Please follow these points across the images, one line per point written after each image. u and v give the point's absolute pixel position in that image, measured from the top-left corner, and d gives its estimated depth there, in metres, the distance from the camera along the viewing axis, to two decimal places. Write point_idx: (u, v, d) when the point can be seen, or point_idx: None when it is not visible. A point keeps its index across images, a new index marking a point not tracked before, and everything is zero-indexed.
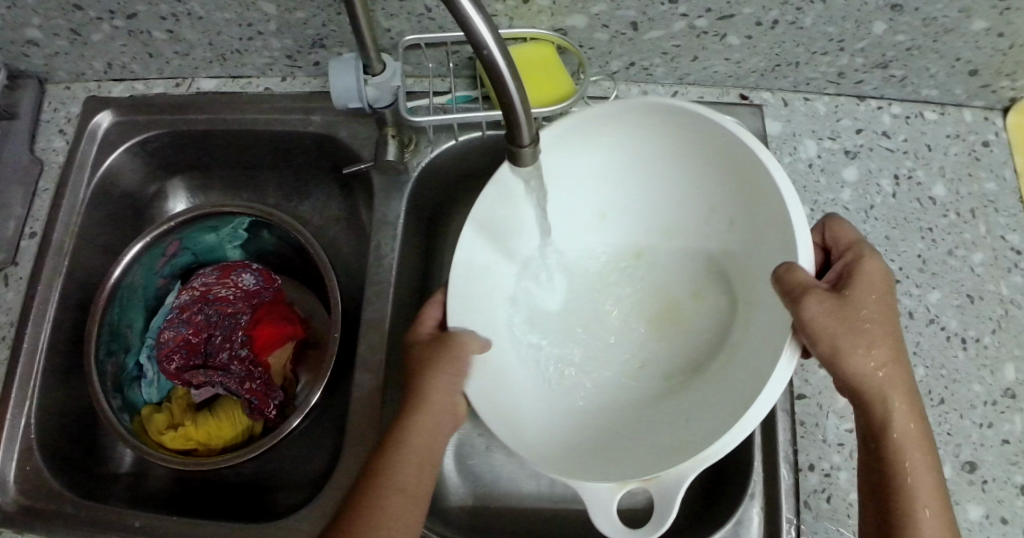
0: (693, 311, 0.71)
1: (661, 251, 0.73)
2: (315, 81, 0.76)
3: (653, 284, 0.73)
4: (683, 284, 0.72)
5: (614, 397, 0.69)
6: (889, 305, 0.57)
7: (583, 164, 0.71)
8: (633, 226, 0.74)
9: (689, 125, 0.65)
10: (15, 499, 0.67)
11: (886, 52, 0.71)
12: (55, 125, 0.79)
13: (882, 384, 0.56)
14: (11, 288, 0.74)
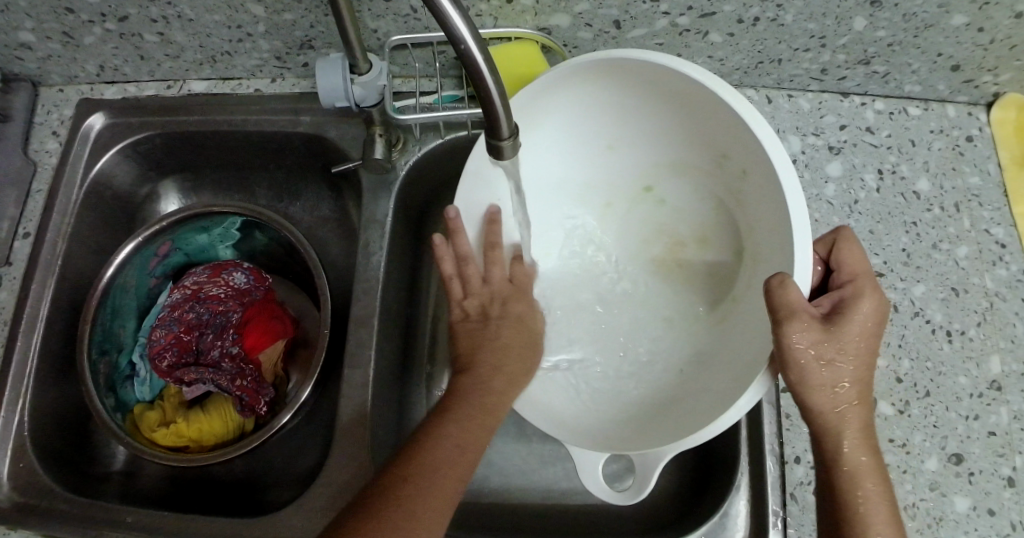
0: (696, 255, 0.72)
1: (671, 188, 0.72)
2: (304, 82, 0.77)
3: (660, 221, 0.73)
4: (690, 225, 0.72)
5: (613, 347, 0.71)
6: (870, 344, 0.57)
7: (590, 105, 0.67)
8: (642, 161, 0.72)
9: (690, 89, 0.61)
10: (8, 495, 0.68)
11: (867, 48, 0.72)
12: (49, 127, 0.80)
13: (844, 410, 0.56)
14: (5, 288, 0.75)
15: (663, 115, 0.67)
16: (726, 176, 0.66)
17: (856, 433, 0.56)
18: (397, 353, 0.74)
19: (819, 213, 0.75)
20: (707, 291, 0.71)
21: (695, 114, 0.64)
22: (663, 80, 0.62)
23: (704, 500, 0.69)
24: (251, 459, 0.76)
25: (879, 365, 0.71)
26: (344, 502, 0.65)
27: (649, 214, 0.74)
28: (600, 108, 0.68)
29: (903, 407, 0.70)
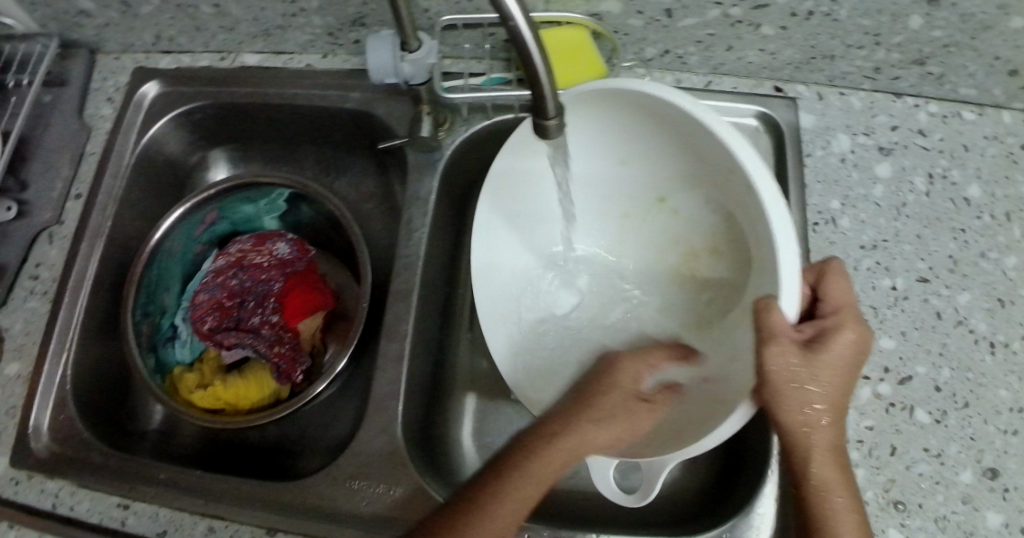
0: (708, 266, 0.72)
1: (681, 202, 0.72)
2: (355, 59, 0.78)
3: (673, 233, 0.74)
4: (702, 237, 0.72)
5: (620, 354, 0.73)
6: (847, 375, 0.56)
7: (596, 125, 0.69)
8: (651, 175, 0.72)
9: (683, 120, 0.62)
10: (48, 446, 0.71)
11: (923, 48, 0.70)
12: (104, 93, 0.83)
13: (816, 436, 0.55)
14: (55, 246, 0.77)
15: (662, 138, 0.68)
16: (725, 204, 0.67)
17: (825, 455, 0.55)
18: (431, 331, 0.74)
19: (865, 214, 0.74)
20: (715, 304, 0.71)
21: (692, 142, 0.65)
22: (666, 109, 0.63)
23: (730, 496, 0.68)
24: (284, 426, 0.78)
25: (918, 372, 0.69)
26: (370, 473, 0.66)
27: (666, 225, 0.75)
28: (609, 131, 0.69)
29: (940, 416, 0.68)
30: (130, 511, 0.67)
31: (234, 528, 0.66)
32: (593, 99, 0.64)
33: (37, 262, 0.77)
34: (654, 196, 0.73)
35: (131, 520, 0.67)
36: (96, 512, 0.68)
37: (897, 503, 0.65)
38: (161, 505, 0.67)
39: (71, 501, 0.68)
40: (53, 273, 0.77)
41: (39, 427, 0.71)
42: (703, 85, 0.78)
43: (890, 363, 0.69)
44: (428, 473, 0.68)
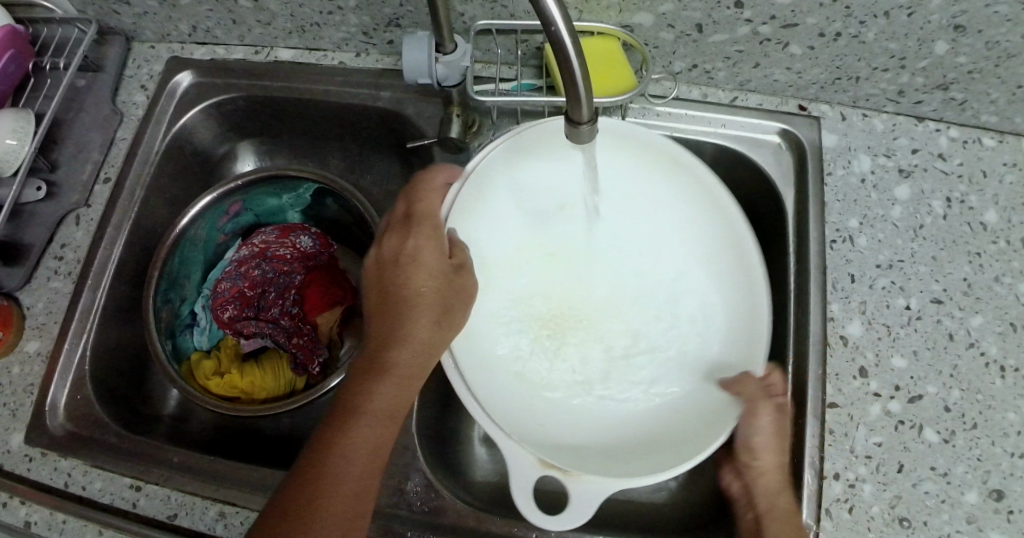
0: (570, 334, 0.76)
1: (579, 269, 0.79)
2: (387, 58, 0.79)
3: (554, 290, 0.78)
4: (578, 309, 0.78)
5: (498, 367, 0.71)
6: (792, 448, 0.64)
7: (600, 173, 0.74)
8: (575, 233, 0.78)
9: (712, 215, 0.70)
10: (64, 425, 0.71)
11: (947, 74, 0.72)
12: (138, 81, 0.84)
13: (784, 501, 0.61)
14: (81, 228, 0.78)
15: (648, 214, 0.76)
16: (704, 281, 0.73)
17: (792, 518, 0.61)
18: None
19: (882, 234, 0.75)
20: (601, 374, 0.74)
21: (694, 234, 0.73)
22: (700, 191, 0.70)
23: None
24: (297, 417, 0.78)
25: (928, 391, 0.69)
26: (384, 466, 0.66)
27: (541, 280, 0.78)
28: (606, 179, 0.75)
29: (949, 436, 0.68)
30: (142, 492, 0.67)
31: (244, 515, 0.65)
32: (655, 153, 0.70)
33: (62, 242, 0.78)
34: (558, 249, 0.78)
35: (142, 501, 0.67)
36: (108, 492, 0.68)
37: (902, 519, 0.65)
38: (174, 488, 0.67)
39: (84, 480, 0.68)
40: (78, 254, 0.77)
41: (55, 405, 0.72)
42: (729, 101, 0.79)
43: (902, 381, 0.69)
44: (440, 469, 0.69)
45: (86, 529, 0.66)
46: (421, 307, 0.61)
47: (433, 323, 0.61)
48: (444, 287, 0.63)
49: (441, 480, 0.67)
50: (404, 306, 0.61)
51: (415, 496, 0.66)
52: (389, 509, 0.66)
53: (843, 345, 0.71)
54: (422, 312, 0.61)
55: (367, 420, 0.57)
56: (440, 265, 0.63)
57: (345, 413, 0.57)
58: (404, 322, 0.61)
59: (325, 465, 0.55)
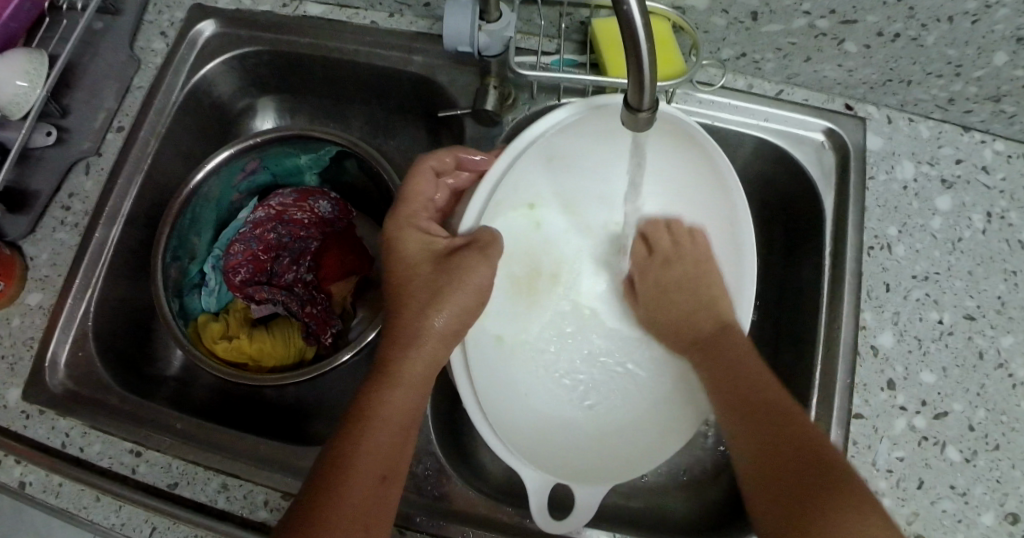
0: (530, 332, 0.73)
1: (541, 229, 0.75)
2: (422, 22, 0.75)
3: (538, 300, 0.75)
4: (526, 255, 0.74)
5: (533, 405, 0.69)
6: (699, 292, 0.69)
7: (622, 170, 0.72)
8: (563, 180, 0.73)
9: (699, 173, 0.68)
10: (64, 382, 0.68)
11: (1001, 85, 0.69)
12: (158, 27, 0.80)
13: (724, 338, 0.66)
14: (91, 178, 0.75)
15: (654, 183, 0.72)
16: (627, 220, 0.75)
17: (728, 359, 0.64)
18: None
19: (921, 244, 0.73)
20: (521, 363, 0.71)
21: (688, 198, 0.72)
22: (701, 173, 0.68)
23: None
24: (304, 387, 0.76)
25: (954, 409, 0.67)
26: None
27: (523, 234, 0.73)
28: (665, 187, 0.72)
29: (970, 456, 0.66)
30: (142, 459, 0.65)
31: (248, 489, 0.63)
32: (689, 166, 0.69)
33: (71, 192, 0.75)
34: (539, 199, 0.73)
35: (142, 468, 0.64)
36: (107, 455, 0.65)
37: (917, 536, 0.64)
38: (175, 456, 0.64)
39: (82, 442, 0.66)
40: (86, 205, 0.74)
41: (56, 361, 0.69)
42: (774, 94, 0.77)
43: (929, 397, 0.67)
44: (451, 452, 0.67)
45: (82, 494, 0.63)
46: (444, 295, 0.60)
47: (455, 311, 0.60)
48: (437, 270, 0.60)
49: (453, 465, 0.65)
50: (431, 291, 0.60)
51: (426, 479, 0.64)
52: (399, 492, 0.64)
53: (874, 355, 0.69)
54: (411, 304, 0.60)
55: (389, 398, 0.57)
56: (434, 250, 0.62)
57: (361, 415, 0.56)
58: (423, 319, 0.59)
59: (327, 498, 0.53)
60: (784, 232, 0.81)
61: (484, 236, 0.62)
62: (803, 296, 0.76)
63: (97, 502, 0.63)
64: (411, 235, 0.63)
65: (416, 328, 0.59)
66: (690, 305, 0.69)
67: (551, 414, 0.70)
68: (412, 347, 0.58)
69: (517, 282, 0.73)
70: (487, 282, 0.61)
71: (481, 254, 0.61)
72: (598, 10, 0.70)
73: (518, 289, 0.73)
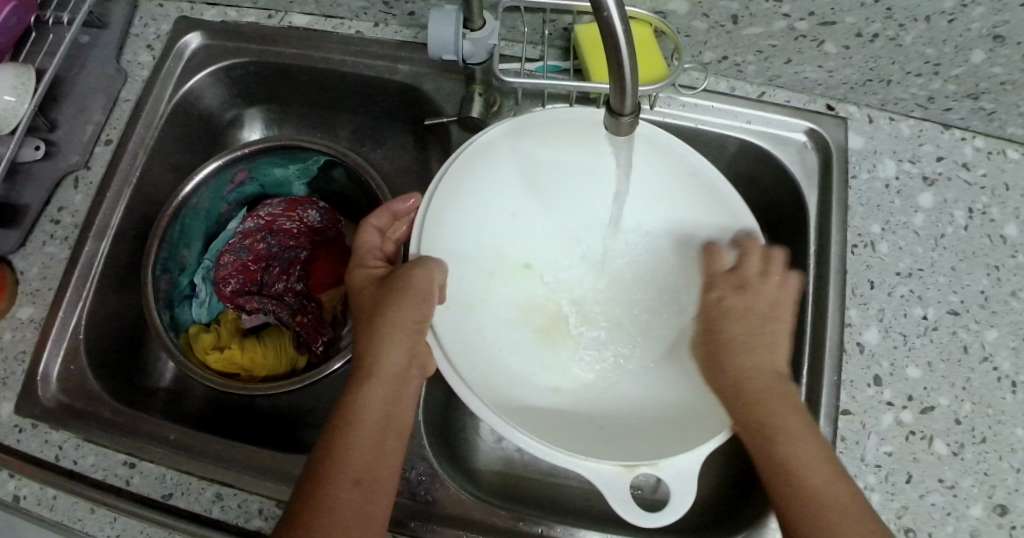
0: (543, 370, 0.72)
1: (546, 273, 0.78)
2: (407, 31, 0.76)
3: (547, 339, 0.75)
4: (535, 303, 0.77)
5: (547, 411, 0.67)
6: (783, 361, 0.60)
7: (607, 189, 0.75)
8: (551, 228, 0.78)
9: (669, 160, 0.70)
10: (56, 395, 0.68)
11: (980, 83, 0.70)
12: (144, 40, 0.80)
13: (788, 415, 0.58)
14: (80, 192, 0.75)
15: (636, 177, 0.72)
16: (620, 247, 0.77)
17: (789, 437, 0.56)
18: None
19: (904, 241, 0.73)
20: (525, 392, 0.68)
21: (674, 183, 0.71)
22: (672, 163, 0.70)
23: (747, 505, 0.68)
24: (295, 396, 0.76)
25: (941, 403, 0.68)
26: None
27: (529, 288, 0.77)
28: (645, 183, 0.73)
29: (958, 449, 0.67)
30: (136, 470, 0.65)
31: (242, 498, 0.63)
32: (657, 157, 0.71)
33: (60, 206, 0.75)
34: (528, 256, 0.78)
35: (136, 479, 0.64)
36: (101, 468, 0.65)
37: (908, 530, 0.64)
38: (169, 466, 0.64)
39: (76, 454, 0.66)
40: (76, 218, 0.74)
41: (48, 375, 0.69)
42: (756, 96, 0.78)
43: (915, 392, 0.68)
44: (443, 457, 0.67)
45: (76, 507, 0.63)
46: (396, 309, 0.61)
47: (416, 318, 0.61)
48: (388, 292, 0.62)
49: (446, 469, 0.66)
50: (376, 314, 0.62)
51: (419, 485, 0.64)
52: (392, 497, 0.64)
53: (860, 352, 0.69)
54: (363, 327, 0.63)
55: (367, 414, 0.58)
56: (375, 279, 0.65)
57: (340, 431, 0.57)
58: (377, 344, 0.60)
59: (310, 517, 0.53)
60: (770, 233, 0.82)
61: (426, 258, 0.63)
62: None
63: (91, 514, 0.63)
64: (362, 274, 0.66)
65: (370, 348, 0.61)
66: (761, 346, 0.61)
67: (569, 415, 0.67)
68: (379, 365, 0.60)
69: (540, 332, 0.75)
70: (427, 282, 0.62)
71: (416, 264, 0.63)
72: (581, 16, 0.71)
73: (533, 333, 0.75)
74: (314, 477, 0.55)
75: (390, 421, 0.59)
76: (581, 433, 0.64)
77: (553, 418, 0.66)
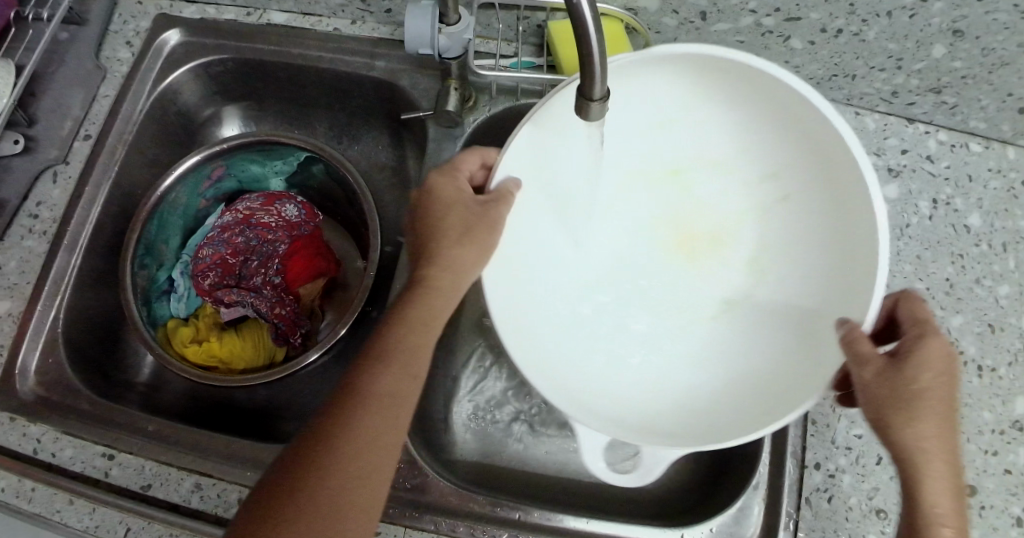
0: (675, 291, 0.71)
1: (698, 179, 0.71)
2: (384, 28, 0.77)
3: (677, 217, 0.72)
4: (697, 216, 0.72)
5: (663, 399, 0.65)
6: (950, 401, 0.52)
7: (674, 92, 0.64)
8: (694, 144, 0.69)
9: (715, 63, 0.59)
10: (33, 389, 0.68)
11: (942, 78, 0.72)
12: (123, 37, 0.81)
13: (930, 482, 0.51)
14: (57, 186, 0.75)
15: (714, 93, 0.63)
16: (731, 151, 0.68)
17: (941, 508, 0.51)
18: None
19: None
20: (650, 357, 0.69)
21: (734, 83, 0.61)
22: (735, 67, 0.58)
23: (722, 488, 0.69)
24: (275, 389, 0.76)
25: None
26: None
27: (670, 200, 0.72)
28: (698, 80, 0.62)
29: None
30: (115, 462, 0.65)
31: (221, 488, 0.63)
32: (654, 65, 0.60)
33: (38, 200, 0.75)
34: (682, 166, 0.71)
35: (114, 471, 0.64)
36: (78, 460, 0.65)
37: (880, 511, 0.64)
38: (148, 458, 0.64)
39: (54, 447, 0.66)
40: (54, 213, 0.74)
41: (25, 368, 0.69)
42: None
43: None
44: (420, 445, 0.68)
45: (54, 498, 0.63)
46: (444, 203, 0.60)
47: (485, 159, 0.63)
48: (468, 218, 0.59)
49: (425, 457, 0.67)
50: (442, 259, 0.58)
51: (398, 472, 0.65)
52: None
53: None
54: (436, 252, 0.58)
55: (396, 344, 0.55)
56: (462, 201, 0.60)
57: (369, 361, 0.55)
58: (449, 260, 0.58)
59: (334, 420, 0.52)
60: None
61: (498, 184, 0.60)
62: None
63: (69, 505, 0.63)
64: (434, 177, 0.62)
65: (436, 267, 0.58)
66: (943, 409, 0.52)
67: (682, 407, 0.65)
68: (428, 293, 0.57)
69: (671, 247, 0.72)
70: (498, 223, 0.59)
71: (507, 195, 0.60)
72: (554, 13, 0.73)
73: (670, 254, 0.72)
74: (341, 407, 0.53)
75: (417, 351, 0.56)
76: (677, 421, 0.63)
77: (648, 402, 0.65)
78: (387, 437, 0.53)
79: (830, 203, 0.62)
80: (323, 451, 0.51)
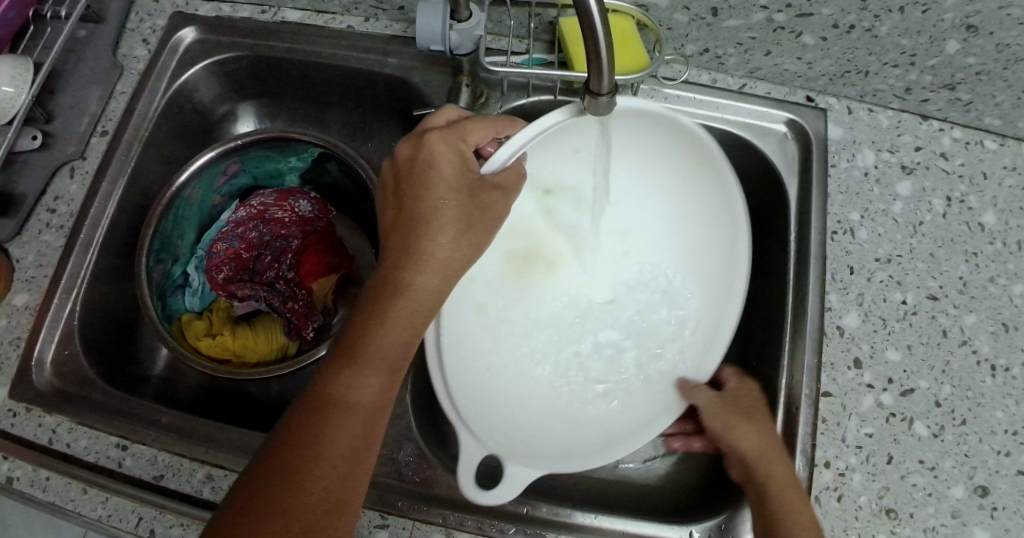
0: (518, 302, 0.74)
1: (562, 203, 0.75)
2: (397, 26, 0.78)
3: (530, 232, 0.75)
4: (531, 232, 0.75)
5: (519, 411, 0.68)
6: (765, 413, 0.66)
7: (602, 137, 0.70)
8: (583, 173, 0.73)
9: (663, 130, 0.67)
10: (49, 380, 0.69)
11: (955, 74, 0.72)
12: (140, 34, 0.82)
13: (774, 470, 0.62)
14: (75, 181, 0.76)
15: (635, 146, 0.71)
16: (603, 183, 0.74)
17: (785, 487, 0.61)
18: None
19: (883, 228, 0.75)
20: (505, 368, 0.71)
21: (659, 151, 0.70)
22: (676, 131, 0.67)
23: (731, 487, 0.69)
24: (286, 383, 0.77)
25: (920, 386, 0.69)
26: None
27: (528, 215, 0.75)
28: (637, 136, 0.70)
29: (938, 430, 0.67)
30: (128, 452, 0.66)
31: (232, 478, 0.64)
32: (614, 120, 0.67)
33: (56, 195, 0.76)
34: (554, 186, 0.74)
35: (128, 461, 0.65)
36: (93, 450, 0.66)
37: (890, 511, 0.65)
38: (161, 448, 0.65)
39: (69, 438, 0.67)
40: (71, 208, 0.75)
41: (42, 360, 0.70)
42: (737, 88, 0.80)
43: (895, 374, 0.69)
44: (429, 439, 0.68)
45: (69, 487, 0.64)
46: (442, 173, 0.61)
47: (495, 130, 0.64)
48: (467, 204, 0.61)
49: (434, 451, 0.67)
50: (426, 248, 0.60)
51: (406, 466, 0.66)
52: (380, 478, 0.65)
53: (840, 335, 0.71)
54: (429, 238, 0.60)
55: (373, 345, 0.57)
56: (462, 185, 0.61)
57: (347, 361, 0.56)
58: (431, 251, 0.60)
59: (315, 426, 0.54)
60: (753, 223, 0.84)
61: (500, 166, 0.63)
62: (771, 283, 0.78)
63: (83, 494, 0.64)
64: (431, 138, 0.62)
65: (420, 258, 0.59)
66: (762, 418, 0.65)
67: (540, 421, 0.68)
68: (412, 283, 0.59)
69: (514, 257, 0.74)
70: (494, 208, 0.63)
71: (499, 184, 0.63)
72: (565, 10, 0.73)
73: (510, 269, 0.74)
74: (319, 410, 0.54)
75: (396, 351, 0.58)
76: (537, 436, 0.67)
77: (509, 414, 0.67)
78: (360, 436, 0.55)
79: (704, 247, 0.73)
80: (302, 455, 0.53)
